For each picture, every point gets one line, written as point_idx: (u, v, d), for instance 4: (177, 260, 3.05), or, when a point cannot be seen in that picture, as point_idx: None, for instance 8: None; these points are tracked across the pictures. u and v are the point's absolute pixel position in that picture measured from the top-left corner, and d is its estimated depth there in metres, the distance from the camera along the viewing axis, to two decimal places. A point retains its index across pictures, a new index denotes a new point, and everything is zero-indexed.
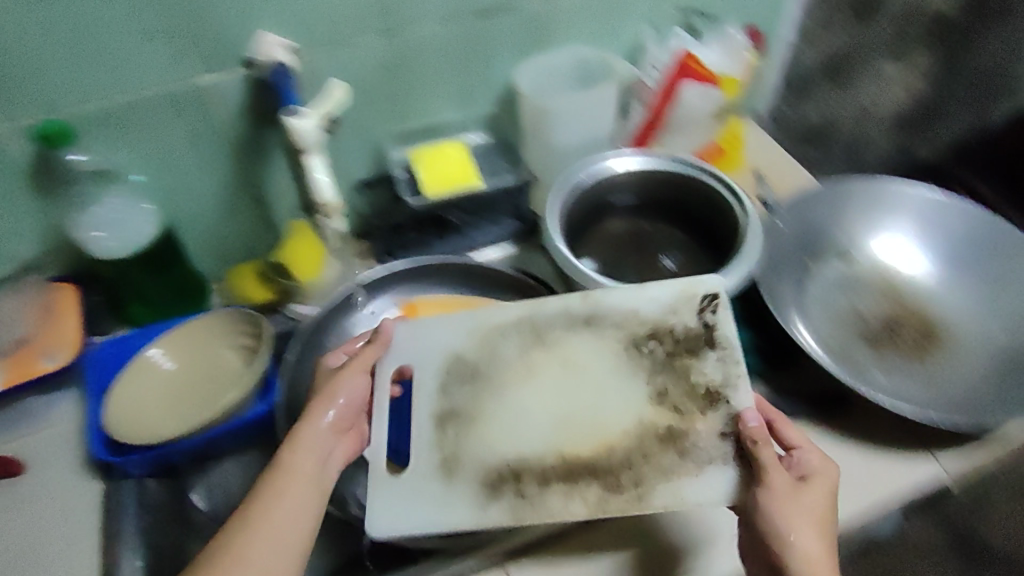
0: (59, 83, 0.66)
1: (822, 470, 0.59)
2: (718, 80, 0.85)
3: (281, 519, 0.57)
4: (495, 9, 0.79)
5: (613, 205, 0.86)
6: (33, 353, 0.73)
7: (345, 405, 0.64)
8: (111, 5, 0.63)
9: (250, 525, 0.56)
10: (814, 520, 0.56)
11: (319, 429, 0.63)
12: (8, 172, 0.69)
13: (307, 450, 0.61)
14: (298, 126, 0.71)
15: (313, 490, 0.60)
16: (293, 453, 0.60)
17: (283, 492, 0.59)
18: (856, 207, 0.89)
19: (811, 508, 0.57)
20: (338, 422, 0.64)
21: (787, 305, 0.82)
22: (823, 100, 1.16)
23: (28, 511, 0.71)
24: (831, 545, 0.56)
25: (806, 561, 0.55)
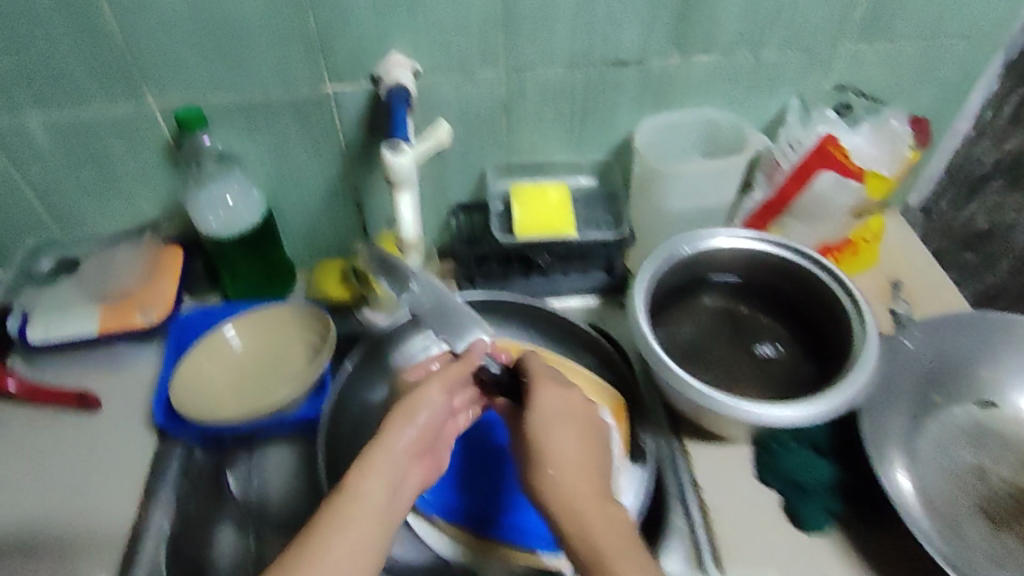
0: (203, 75, 0.73)
1: (540, 375, 0.64)
2: (862, 173, 0.74)
3: (349, 557, 0.52)
4: (627, 63, 0.76)
5: (713, 282, 0.80)
6: (134, 306, 0.80)
7: (426, 423, 0.60)
8: (253, 11, 0.68)
9: (343, 513, 0.54)
10: (568, 430, 0.60)
11: (397, 450, 0.58)
12: (150, 144, 0.78)
13: (378, 477, 0.56)
14: (395, 159, 0.63)
15: (383, 525, 0.55)
16: (363, 480, 0.55)
17: (349, 523, 0.53)
18: (995, 344, 0.75)
19: (553, 411, 0.61)
20: (412, 445, 0.59)
21: (886, 438, 0.71)
22: (991, 200, 0.89)
23: (93, 448, 0.77)
24: (591, 444, 0.61)
25: (564, 461, 0.58)
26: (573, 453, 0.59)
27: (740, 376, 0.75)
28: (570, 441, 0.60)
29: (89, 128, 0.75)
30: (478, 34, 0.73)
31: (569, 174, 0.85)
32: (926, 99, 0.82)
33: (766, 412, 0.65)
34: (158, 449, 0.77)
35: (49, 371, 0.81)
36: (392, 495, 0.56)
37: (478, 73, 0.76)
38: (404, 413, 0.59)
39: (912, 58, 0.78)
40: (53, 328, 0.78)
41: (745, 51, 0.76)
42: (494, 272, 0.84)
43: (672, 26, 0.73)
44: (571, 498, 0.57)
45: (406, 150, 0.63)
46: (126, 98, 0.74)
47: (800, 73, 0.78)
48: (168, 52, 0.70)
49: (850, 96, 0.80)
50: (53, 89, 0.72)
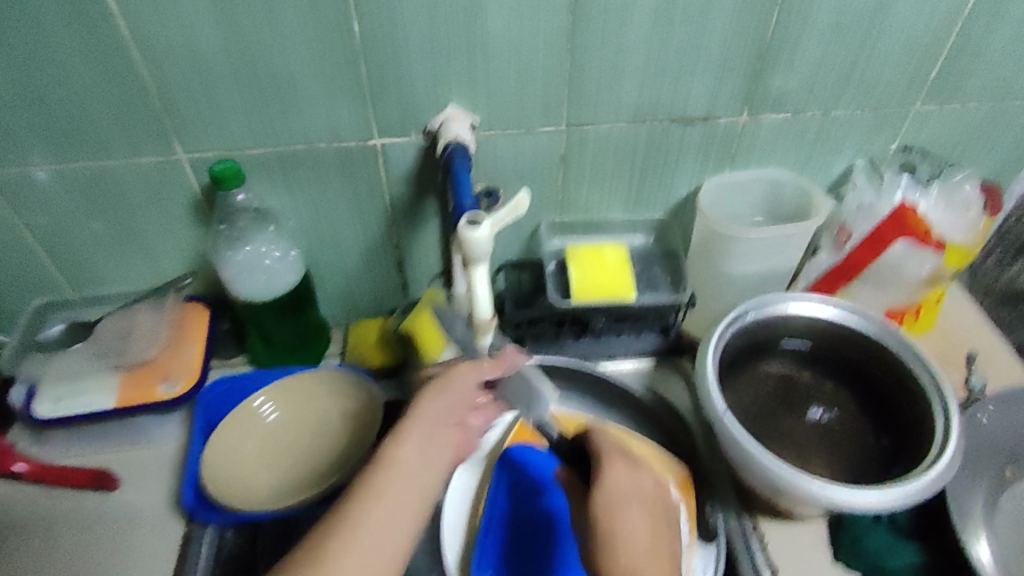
0: (240, 127, 0.66)
1: (610, 455, 0.61)
2: (943, 242, 0.71)
3: (385, 523, 0.51)
4: (694, 119, 0.73)
5: (780, 348, 0.78)
6: (156, 376, 0.73)
7: (454, 405, 0.59)
8: (303, 61, 0.63)
9: (374, 488, 0.53)
10: (635, 502, 0.57)
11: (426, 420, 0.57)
12: (176, 198, 0.71)
13: (411, 446, 0.55)
14: (475, 235, 0.53)
15: (421, 495, 0.54)
16: (397, 448, 0.55)
17: (384, 489, 0.53)
18: None
19: (625, 491, 0.58)
20: (441, 416, 0.58)
21: (971, 516, 0.70)
22: None
23: (114, 533, 0.70)
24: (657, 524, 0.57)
25: (632, 539, 0.54)
26: (640, 543, 0.54)
27: (811, 448, 0.73)
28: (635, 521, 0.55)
29: (109, 181, 0.68)
30: (542, 88, 0.68)
31: (625, 232, 0.83)
32: (987, 158, 0.81)
33: (854, 498, 0.61)
34: (184, 535, 0.70)
35: (61, 449, 0.74)
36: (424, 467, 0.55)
37: (537, 126, 0.71)
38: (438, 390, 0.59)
39: (979, 118, 0.76)
40: (65, 399, 0.71)
41: (815, 108, 0.73)
42: (546, 334, 0.81)
43: (743, 82, 0.70)
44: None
45: (485, 220, 0.54)
46: (152, 149, 0.66)
47: (866, 132, 0.76)
48: (205, 103, 0.64)
49: (914, 157, 0.78)
50: (72, 141, 0.65)
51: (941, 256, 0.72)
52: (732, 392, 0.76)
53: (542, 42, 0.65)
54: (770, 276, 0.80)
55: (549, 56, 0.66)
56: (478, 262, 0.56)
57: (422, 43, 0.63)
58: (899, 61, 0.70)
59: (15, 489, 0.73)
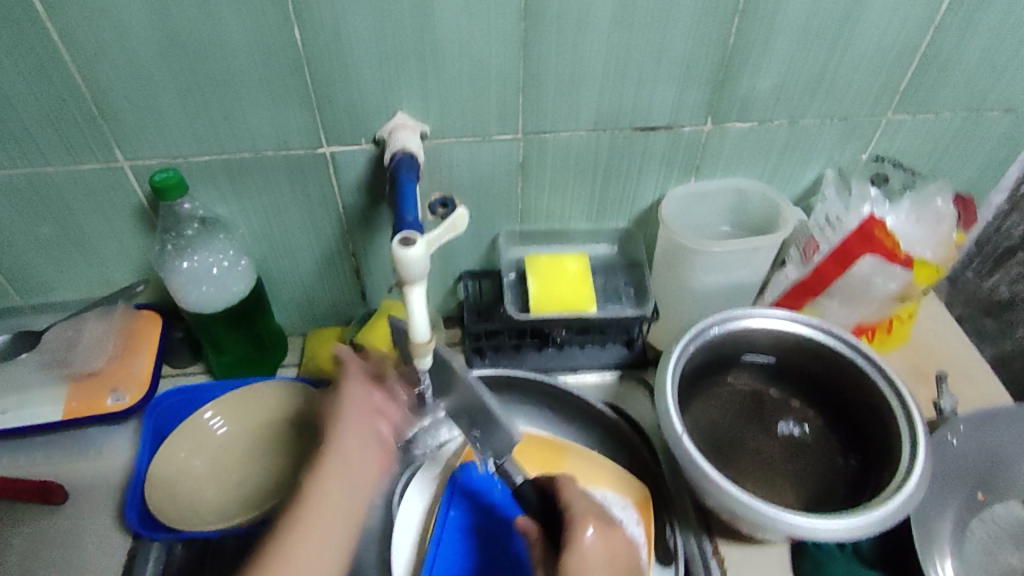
0: (185, 133, 0.65)
1: (584, 515, 0.56)
2: (910, 260, 0.70)
3: (315, 562, 0.53)
4: (655, 127, 0.70)
5: (742, 361, 0.77)
6: (103, 387, 0.72)
7: (358, 426, 0.59)
8: (245, 67, 0.61)
9: (297, 531, 0.53)
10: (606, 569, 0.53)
11: (340, 445, 0.57)
12: (122, 205, 0.69)
13: (332, 477, 0.56)
14: (408, 254, 0.52)
15: (347, 525, 0.55)
16: (318, 481, 0.55)
17: (307, 529, 0.54)
18: None
19: (594, 561, 0.53)
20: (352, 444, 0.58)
21: (936, 539, 0.67)
22: None
23: (54, 548, 0.68)
24: None
25: None
26: None
27: (775, 466, 0.71)
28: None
29: (49, 186, 0.66)
30: (496, 94, 0.66)
31: (588, 242, 0.80)
32: (963, 168, 0.78)
33: (810, 527, 0.59)
34: (130, 547, 0.68)
35: (6, 460, 0.72)
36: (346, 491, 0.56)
37: (493, 135, 0.69)
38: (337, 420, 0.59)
39: (952, 129, 0.74)
40: (13, 410, 0.69)
41: (782, 117, 0.71)
42: (506, 346, 0.79)
43: (707, 90, 0.68)
44: None
45: (419, 240, 0.53)
46: (94, 155, 0.65)
47: (836, 141, 0.73)
48: (146, 109, 0.62)
49: (886, 168, 0.76)
50: (10, 145, 0.63)
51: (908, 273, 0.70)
52: (692, 409, 0.74)
53: (496, 49, 0.62)
54: (737, 288, 0.78)
55: (502, 62, 0.63)
56: (415, 283, 0.55)
57: (370, 49, 0.61)
58: (868, 69, 0.67)
59: None
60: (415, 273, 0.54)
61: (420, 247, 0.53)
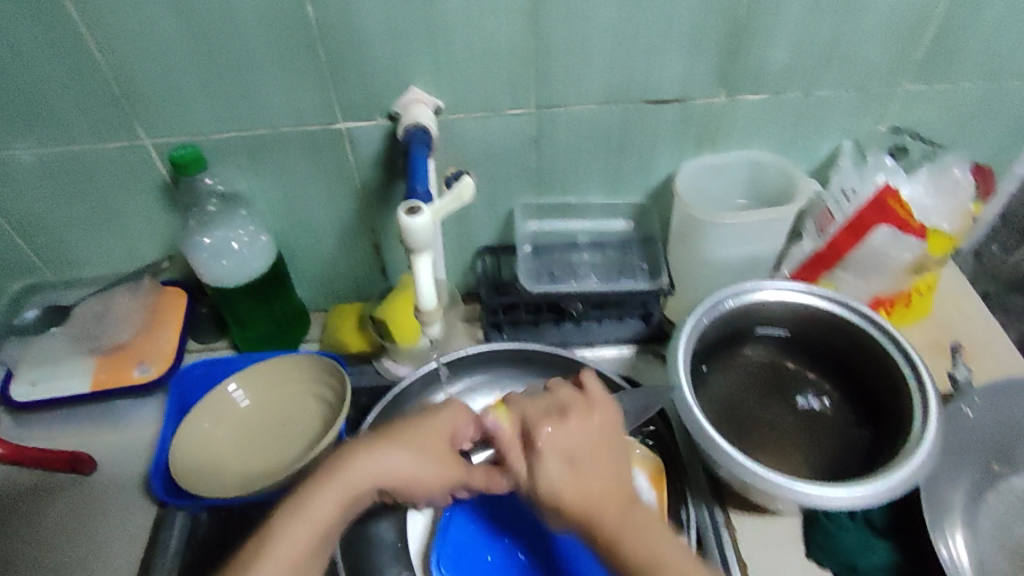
0: (204, 110, 0.66)
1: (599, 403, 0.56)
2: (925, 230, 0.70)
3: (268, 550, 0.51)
4: (668, 100, 0.70)
5: (757, 334, 0.77)
6: (130, 360, 0.74)
7: (406, 465, 0.55)
8: (260, 42, 0.62)
9: (292, 506, 0.53)
10: (613, 477, 0.54)
11: (361, 464, 0.54)
12: (144, 182, 0.71)
13: (365, 465, 0.54)
14: (414, 224, 0.54)
15: (315, 528, 0.52)
16: (353, 450, 0.54)
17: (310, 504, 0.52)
18: None
19: (606, 469, 0.54)
20: (360, 482, 0.53)
21: (949, 512, 0.68)
22: None
23: (86, 513, 0.71)
24: (652, 546, 0.52)
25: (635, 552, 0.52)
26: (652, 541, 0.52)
27: (790, 438, 0.71)
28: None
29: (76, 165, 0.68)
30: (509, 69, 0.66)
31: (603, 218, 0.81)
32: (983, 141, 0.78)
33: (820, 494, 0.59)
34: (157, 516, 0.70)
35: (41, 431, 0.75)
36: (390, 486, 0.55)
37: (507, 110, 0.70)
38: (377, 462, 0.54)
39: (971, 98, 0.73)
40: (44, 383, 0.72)
41: (796, 89, 0.71)
42: (522, 321, 0.78)
43: (719, 62, 0.68)
44: (660, 553, 0.52)
45: (425, 210, 0.55)
46: (117, 134, 0.67)
47: (852, 112, 0.73)
48: (167, 86, 0.64)
49: (906, 139, 0.75)
50: (37, 124, 0.65)
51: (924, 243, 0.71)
52: (707, 381, 0.74)
53: (510, 24, 0.63)
54: (751, 263, 0.78)
55: (514, 35, 0.64)
56: (422, 251, 0.57)
57: (384, 25, 0.62)
58: (884, 38, 0.67)
59: None
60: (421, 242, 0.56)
61: (427, 217, 0.55)
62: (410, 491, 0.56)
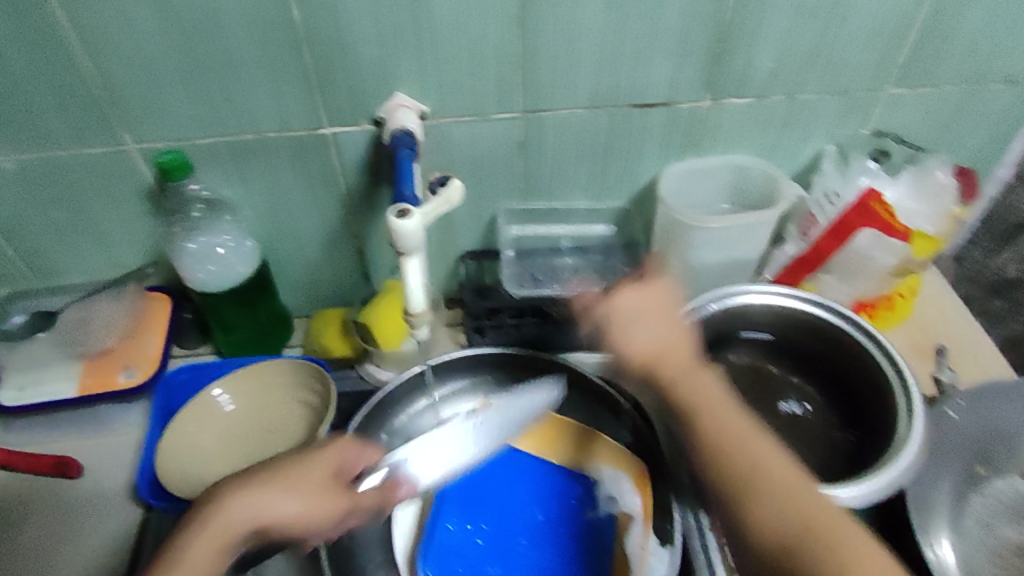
0: (188, 116, 0.66)
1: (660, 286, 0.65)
2: (909, 233, 0.70)
3: None
4: (653, 104, 0.70)
5: (741, 338, 0.77)
6: (115, 366, 0.74)
7: (290, 506, 0.54)
8: (244, 48, 0.62)
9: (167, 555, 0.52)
10: (686, 337, 0.63)
11: (242, 506, 0.53)
12: (129, 188, 0.71)
13: (244, 505, 0.53)
14: (403, 226, 0.54)
15: None
16: (230, 495, 0.54)
17: (184, 553, 0.52)
18: None
19: (673, 327, 0.63)
20: (239, 525, 0.53)
21: (933, 514, 0.68)
22: None
23: (70, 518, 0.71)
24: (727, 400, 0.59)
25: (701, 394, 0.59)
26: (715, 396, 0.59)
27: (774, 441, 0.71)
28: (781, 477, 0.54)
29: (60, 169, 0.68)
30: (493, 73, 0.66)
31: (587, 222, 0.81)
32: (967, 144, 0.78)
33: None
34: (141, 520, 0.70)
35: (25, 436, 0.75)
36: (271, 526, 0.54)
37: (491, 114, 0.70)
38: (257, 502, 0.54)
39: (955, 102, 0.73)
40: (29, 388, 0.72)
41: (779, 93, 0.71)
42: (507, 326, 0.79)
43: (703, 67, 0.68)
44: (725, 415, 0.57)
45: (416, 214, 0.54)
46: (102, 138, 0.67)
47: (836, 116, 0.73)
48: (151, 92, 0.64)
49: (889, 143, 0.75)
50: (21, 129, 0.65)
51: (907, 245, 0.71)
52: None
53: (493, 30, 0.63)
54: (736, 266, 0.79)
55: (498, 41, 0.64)
56: (411, 255, 0.57)
57: (367, 31, 0.62)
58: (868, 42, 0.67)
59: None
60: (410, 245, 0.56)
61: (416, 219, 0.55)
62: (291, 530, 0.55)
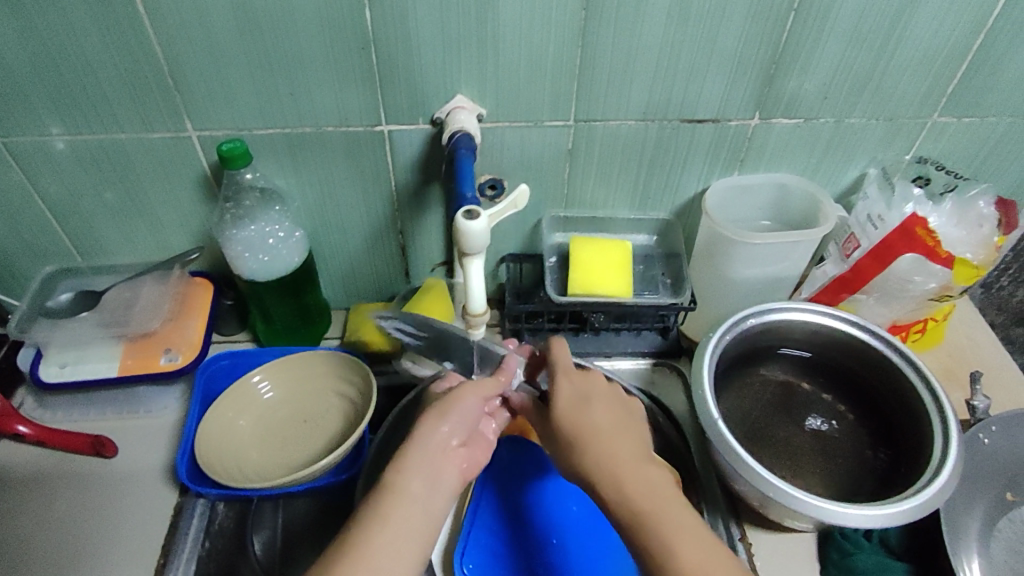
0: (250, 106, 0.67)
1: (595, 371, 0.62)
2: (951, 259, 0.71)
3: (396, 528, 0.50)
4: (703, 120, 0.72)
5: (775, 354, 0.78)
6: (157, 348, 0.75)
7: (457, 429, 0.55)
8: (312, 43, 0.63)
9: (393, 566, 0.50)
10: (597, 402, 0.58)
11: (411, 461, 0.53)
12: (185, 173, 0.72)
13: (411, 468, 0.52)
14: (471, 227, 0.54)
15: (419, 512, 0.52)
16: (398, 477, 0.52)
17: (388, 519, 0.50)
18: None
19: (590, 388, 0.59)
20: (445, 442, 0.54)
21: (963, 538, 0.69)
22: None
23: (104, 497, 0.71)
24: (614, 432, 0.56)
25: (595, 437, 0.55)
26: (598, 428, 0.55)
27: (806, 459, 0.72)
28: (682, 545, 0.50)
29: (118, 150, 0.69)
30: (551, 82, 0.68)
31: (627, 231, 0.83)
32: (1004, 176, 0.80)
33: (841, 514, 0.59)
34: (177, 505, 0.70)
35: (63, 413, 0.76)
36: (446, 449, 0.54)
37: (545, 121, 0.71)
38: (418, 450, 0.53)
39: (997, 134, 0.75)
40: (70, 365, 0.74)
41: (827, 116, 0.72)
42: (544, 329, 0.81)
43: (757, 86, 0.69)
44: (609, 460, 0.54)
45: (483, 214, 0.55)
46: (164, 123, 0.68)
47: (880, 140, 0.75)
48: (215, 79, 0.65)
49: (929, 169, 0.76)
50: (84, 109, 0.66)
51: (948, 270, 0.71)
52: (727, 395, 0.76)
53: (555, 38, 0.64)
54: (772, 282, 0.80)
55: (561, 51, 0.65)
56: (473, 255, 0.57)
57: (433, 34, 0.63)
58: (918, 70, 0.68)
59: (11, 449, 0.74)
60: (473, 246, 0.56)
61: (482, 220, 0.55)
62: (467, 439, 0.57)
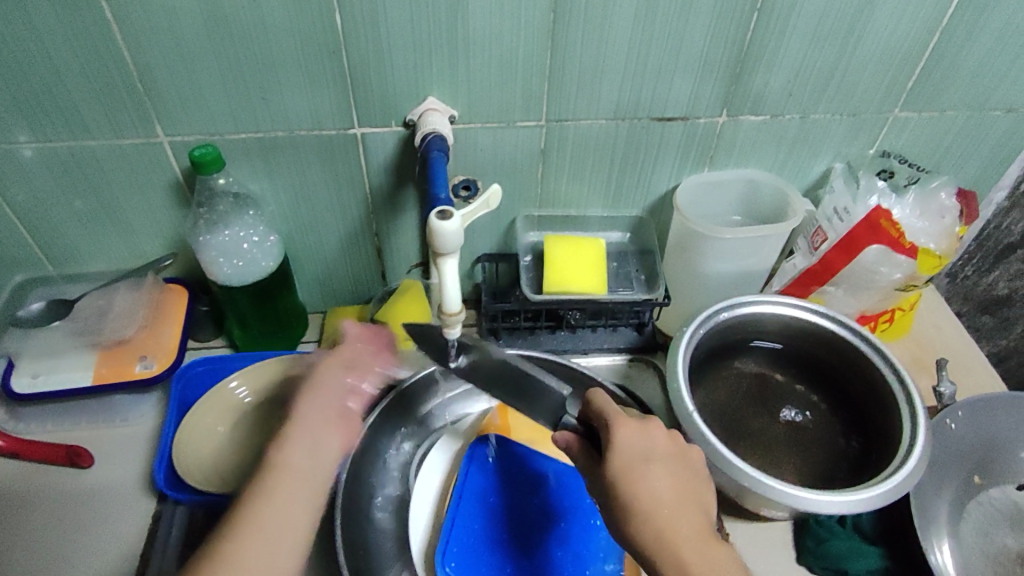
0: (221, 111, 0.67)
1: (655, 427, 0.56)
2: (915, 249, 0.73)
3: (285, 495, 0.55)
4: (673, 118, 0.73)
5: (748, 346, 0.80)
6: (133, 356, 0.74)
7: (329, 404, 0.62)
8: (282, 47, 0.63)
9: (279, 539, 0.53)
10: (658, 470, 0.53)
11: (292, 436, 0.58)
12: (157, 179, 0.72)
13: (292, 443, 0.57)
14: (444, 227, 0.54)
15: (304, 484, 0.56)
16: (280, 453, 0.57)
17: (274, 493, 0.54)
18: None
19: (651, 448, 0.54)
20: (321, 417, 0.61)
21: (935, 521, 0.70)
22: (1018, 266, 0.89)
23: (80, 508, 0.70)
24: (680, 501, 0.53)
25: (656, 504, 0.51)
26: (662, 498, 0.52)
27: (780, 449, 0.73)
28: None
29: (88, 157, 0.69)
30: (521, 82, 0.69)
31: (602, 229, 0.84)
32: (965, 168, 0.82)
33: (813, 499, 0.61)
34: (155, 514, 0.69)
35: (36, 424, 0.75)
36: (324, 424, 0.60)
37: (517, 121, 0.72)
38: (293, 427, 0.59)
39: (957, 127, 0.77)
40: (43, 376, 0.73)
41: (793, 112, 0.74)
42: (520, 327, 0.82)
43: (723, 85, 0.71)
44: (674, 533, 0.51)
45: (455, 214, 0.55)
46: (134, 129, 0.67)
47: (844, 135, 0.77)
48: (185, 85, 0.65)
49: (892, 163, 0.78)
50: (52, 116, 0.65)
51: (911, 261, 0.73)
52: (701, 388, 0.77)
53: (525, 39, 0.65)
54: (744, 276, 0.82)
55: (530, 51, 0.66)
56: (448, 255, 0.57)
57: (403, 36, 0.64)
58: (879, 67, 0.70)
59: None
60: (448, 246, 0.56)
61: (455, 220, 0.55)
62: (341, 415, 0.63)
